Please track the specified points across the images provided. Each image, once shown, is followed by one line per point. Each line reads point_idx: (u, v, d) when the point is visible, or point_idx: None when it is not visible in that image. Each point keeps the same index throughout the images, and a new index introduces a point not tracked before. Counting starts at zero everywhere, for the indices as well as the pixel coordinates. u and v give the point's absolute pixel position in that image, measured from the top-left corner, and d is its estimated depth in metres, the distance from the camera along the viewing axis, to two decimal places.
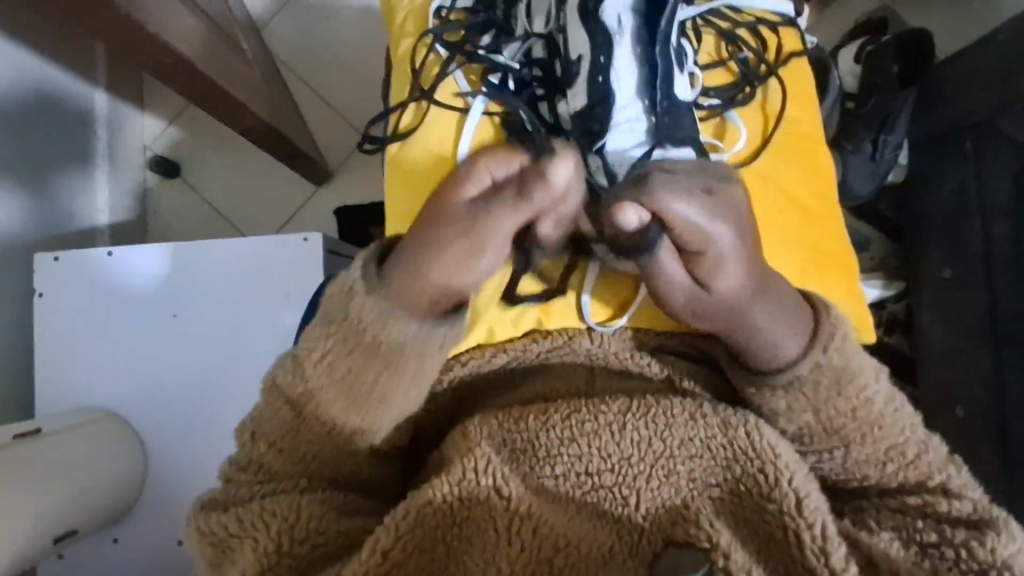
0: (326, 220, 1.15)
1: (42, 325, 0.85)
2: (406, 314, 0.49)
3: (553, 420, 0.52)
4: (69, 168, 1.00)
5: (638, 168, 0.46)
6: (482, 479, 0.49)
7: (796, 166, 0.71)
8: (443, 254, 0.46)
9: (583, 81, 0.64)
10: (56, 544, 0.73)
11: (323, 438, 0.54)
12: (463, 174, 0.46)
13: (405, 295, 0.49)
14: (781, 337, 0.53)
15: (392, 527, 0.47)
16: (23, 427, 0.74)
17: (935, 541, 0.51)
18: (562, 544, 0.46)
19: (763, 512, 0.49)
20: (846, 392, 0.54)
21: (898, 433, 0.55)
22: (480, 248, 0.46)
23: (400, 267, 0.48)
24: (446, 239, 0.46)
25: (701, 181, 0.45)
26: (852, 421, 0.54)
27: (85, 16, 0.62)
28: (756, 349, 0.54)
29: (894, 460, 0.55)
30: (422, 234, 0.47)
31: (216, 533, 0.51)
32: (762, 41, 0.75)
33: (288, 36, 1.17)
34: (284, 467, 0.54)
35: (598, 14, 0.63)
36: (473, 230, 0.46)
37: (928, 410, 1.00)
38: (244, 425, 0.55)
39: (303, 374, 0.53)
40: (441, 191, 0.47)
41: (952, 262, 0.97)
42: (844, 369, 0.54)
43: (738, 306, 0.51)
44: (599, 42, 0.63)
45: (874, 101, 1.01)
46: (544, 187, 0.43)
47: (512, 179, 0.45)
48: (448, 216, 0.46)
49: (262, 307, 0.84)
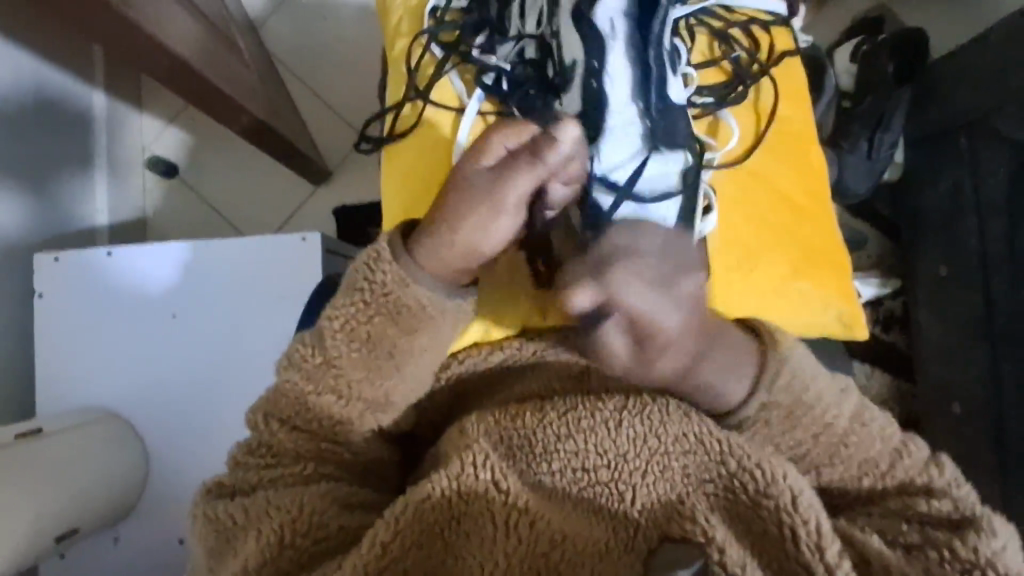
0: (326, 218, 1.16)
1: (44, 326, 0.86)
2: (429, 278, 0.52)
3: (550, 417, 0.53)
4: (68, 170, 1.02)
5: (600, 250, 0.48)
6: (480, 474, 0.50)
7: (788, 165, 0.72)
8: (468, 218, 0.50)
9: (577, 86, 0.66)
10: (57, 542, 0.75)
11: (334, 421, 0.55)
12: (479, 148, 0.50)
13: (432, 260, 0.52)
14: (727, 386, 0.53)
15: (391, 521, 0.49)
16: (24, 428, 0.75)
17: (919, 542, 0.52)
18: (559, 538, 0.48)
19: (757, 508, 0.50)
20: (803, 421, 0.55)
21: (868, 447, 0.56)
22: (503, 208, 0.49)
23: (429, 231, 0.51)
24: (471, 203, 0.49)
25: (647, 264, 0.47)
26: (816, 446, 0.55)
27: (84, 20, 0.63)
28: (699, 400, 0.54)
29: (869, 474, 0.56)
30: (446, 204, 0.50)
31: (223, 519, 0.53)
32: (753, 40, 0.76)
33: (287, 36, 1.18)
34: (295, 446, 0.56)
35: (591, 18, 0.67)
36: (493, 195, 0.49)
37: (929, 409, 1.01)
38: (258, 406, 0.57)
39: (323, 342, 0.54)
40: (462, 164, 0.51)
41: (949, 260, 0.98)
42: (804, 390, 0.55)
43: (677, 379, 0.51)
44: (592, 48, 0.66)
45: (869, 100, 1.01)
46: (556, 152, 0.49)
47: (523, 150, 0.49)
48: (471, 183, 0.49)
49: (262, 307, 0.85)
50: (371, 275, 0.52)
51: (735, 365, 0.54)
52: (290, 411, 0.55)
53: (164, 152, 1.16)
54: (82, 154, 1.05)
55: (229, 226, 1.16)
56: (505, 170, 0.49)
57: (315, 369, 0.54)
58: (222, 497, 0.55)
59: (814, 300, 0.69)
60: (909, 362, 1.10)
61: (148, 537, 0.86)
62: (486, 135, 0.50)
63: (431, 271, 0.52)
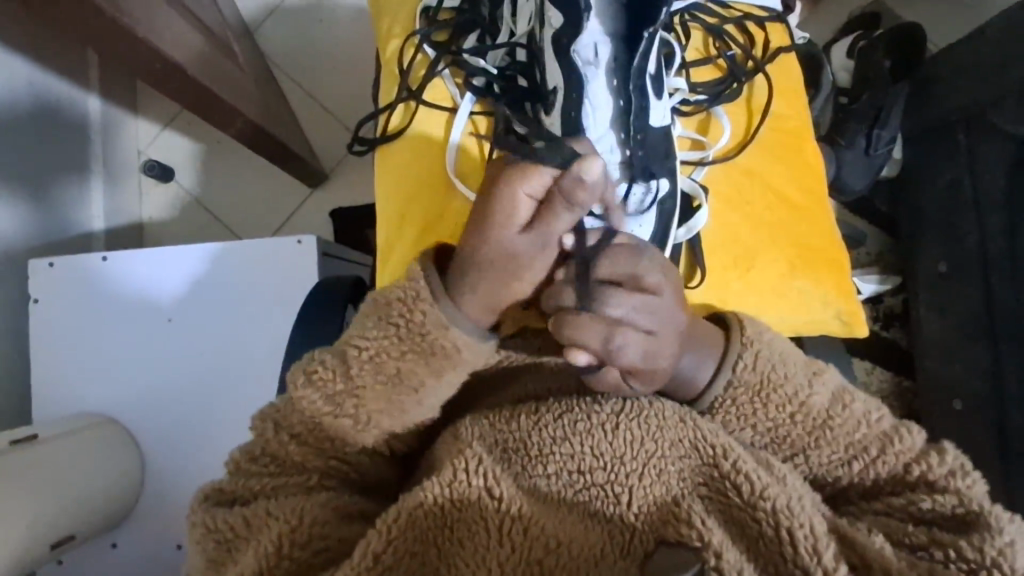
0: (322, 221, 1.15)
1: (39, 331, 0.85)
2: (469, 322, 0.50)
3: (545, 420, 0.52)
4: (63, 174, 1.01)
5: (604, 296, 0.45)
6: (472, 480, 0.49)
7: (781, 161, 0.71)
8: (513, 275, 0.47)
9: (558, 110, 0.62)
10: (54, 549, 0.74)
11: (343, 436, 0.54)
12: (504, 203, 0.45)
13: (477, 307, 0.50)
14: (697, 369, 0.54)
15: (383, 530, 0.48)
16: (19, 433, 0.75)
17: (925, 543, 0.51)
18: (553, 545, 0.47)
19: (753, 511, 0.49)
20: (773, 399, 0.55)
21: (852, 430, 0.55)
22: (546, 262, 0.47)
23: (471, 285, 0.48)
24: (518, 258, 0.46)
25: (648, 314, 0.46)
26: (795, 427, 0.55)
27: (71, 23, 0.62)
28: (674, 386, 0.54)
29: (858, 458, 0.55)
30: (491, 259, 0.47)
31: (221, 532, 0.52)
32: (749, 37, 0.75)
33: (280, 38, 1.17)
34: (301, 458, 0.55)
35: (571, 49, 0.61)
36: (535, 254, 0.46)
37: (929, 405, 1.00)
38: (265, 414, 0.56)
39: (347, 369, 0.52)
40: (490, 217, 0.46)
41: (947, 256, 0.97)
42: (786, 379, 0.55)
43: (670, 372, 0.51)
44: (571, 75, 0.61)
45: (867, 96, 1.00)
46: (585, 192, 0.43)
47: (550, 198, 0.45)
48: (509, 243, 0.46)
49: (257, 311, 0.85)
50: (407, 313, 0.50)
51: (704, 351, 0.54)
52: (299, 424, 0.55)
53: (161, 155, 1.16)
54: (80, 159, 1.05)
55: (227, 230, 1.15)
56: (539, 225, 0.46)
57: (337, 395, 0.52)
58: (221, 504, 0.55)
59: (812, 300, 0.68)
60: (910, 358, 1.10)
61: (146, 543, 0.86)
62: (505, 185, 0.45)
63: (474, 316, 0.50)
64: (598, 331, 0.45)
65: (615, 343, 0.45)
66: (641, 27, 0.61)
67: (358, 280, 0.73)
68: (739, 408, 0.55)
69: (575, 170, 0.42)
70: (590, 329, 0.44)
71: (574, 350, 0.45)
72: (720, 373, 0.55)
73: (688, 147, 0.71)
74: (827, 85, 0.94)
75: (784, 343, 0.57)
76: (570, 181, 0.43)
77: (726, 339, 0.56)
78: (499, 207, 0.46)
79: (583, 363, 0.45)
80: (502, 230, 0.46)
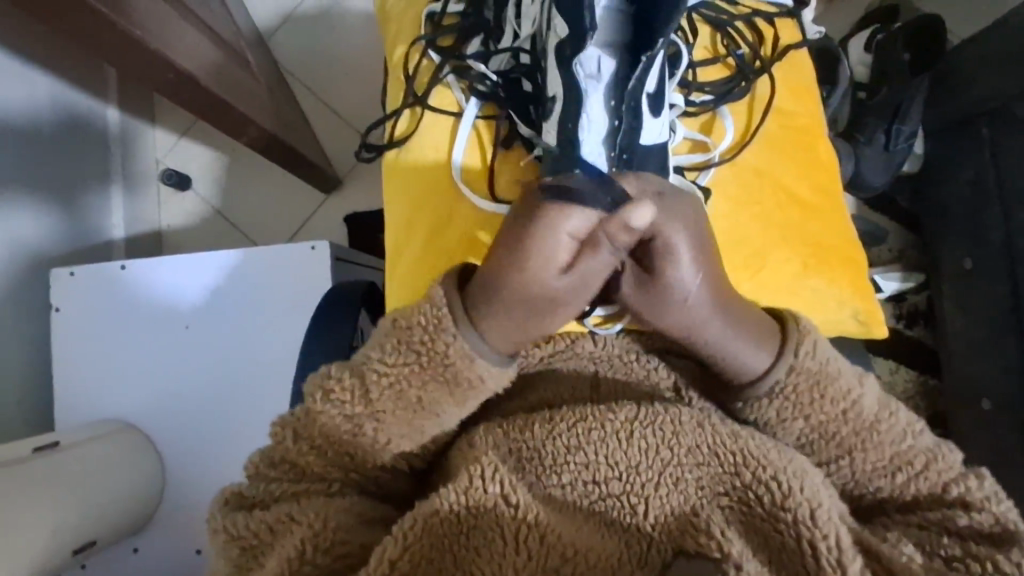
0: (338, 226, 1.16)
1: (58, 340, 0.86)
2: (494, 353, 0.50)
3: (559, 429, 0.51)
4: (84, 185, 1.02)
5: (680, 210, 0.44)
6: (488, 487, 0.48)
7: (790, 159, 0.70)
8: (547, 310, 0.46)
9: (555, 121, 0.60)
10: (76, 555, 0.74)
11: (368, 454, 0.54)
12: (545, 247, 0.42)
13: (500, 337, 0.49)
14: (747, 358, 0.53)
15: (400, 537, 0.46)
16: (42, 440, 0.75)
17: (959, 555, 0.50)
18: (569, 554, 0.46)
19: (775, 522, 0.48)
20: (826, 397, 0.54)
21: (898, 439, 0.54)
22: (582, 299, 0.46)
23: (494, 314, 0.48)
24: (560, 298, 0.45)
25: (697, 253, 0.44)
26: (845, 426, 0.54)
27: (85, 38, 0.63)
28: (728, 364, 0.53)
29: (902, 470, 0.54)
30: (530, 301, 0.46)
31: (245, 538, 0.52)
32: (758, 34, 0.74)
33: (292, 45, 1.18)
34: (320, 469, 0.54)
35: (573, 61, 0.58)
36: (573, 291, 0.45)
37: (955, 405, 0.98)
38: (285, 422, 0.55)
39: (366, 392, 0.52)
40: (523, 263, 0.43)
41: (974, 253, 0.95)
42: (822, 373, 0.54)
43: (695, 328, 0.49)
44: (572, 87, 0.58)
45: (886, 90, 0.98)
46: (627, 235, 0.42)
47: (592, 240, 0.42)
48: (546, 284, 0.44)
49: (268, 321, 0.85)
50: (430, 341, 0.50)
51: (759, 340, 0.53)
52: (322, 439, 0.54)
53: (178, 164, 1.17)
54: (99, 169, 1.06)
55: (244, 237, 1.16)
56: (580, 265, 0.43)
57: (357, 415, 0.52)
58: (240, 508, 0.54)
59: (827, 300, 0.67)
60: (935, 357, 1.07)
61: (166, 549, 0.86)
62: (545, 227, 0.42)
63: (495, 345, 0.50)
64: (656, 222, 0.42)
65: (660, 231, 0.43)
66: (640, 48, 0.56)
67: (371, 286, 0.73)
68: (797, 399, 0.54)
69: (621, 217, 0.41)
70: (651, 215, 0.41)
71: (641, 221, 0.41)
72: (782, 359, 0.54)
73: (690, 149, 0.69)
74: (843, 83, 0.92)
75: (829, 352, 0.55)
76: (614, 226, 0.41)
77: (782, 329, 0.55)
78: (536, 251, 0.43)
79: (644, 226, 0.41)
80: (540, 273, 0.44)
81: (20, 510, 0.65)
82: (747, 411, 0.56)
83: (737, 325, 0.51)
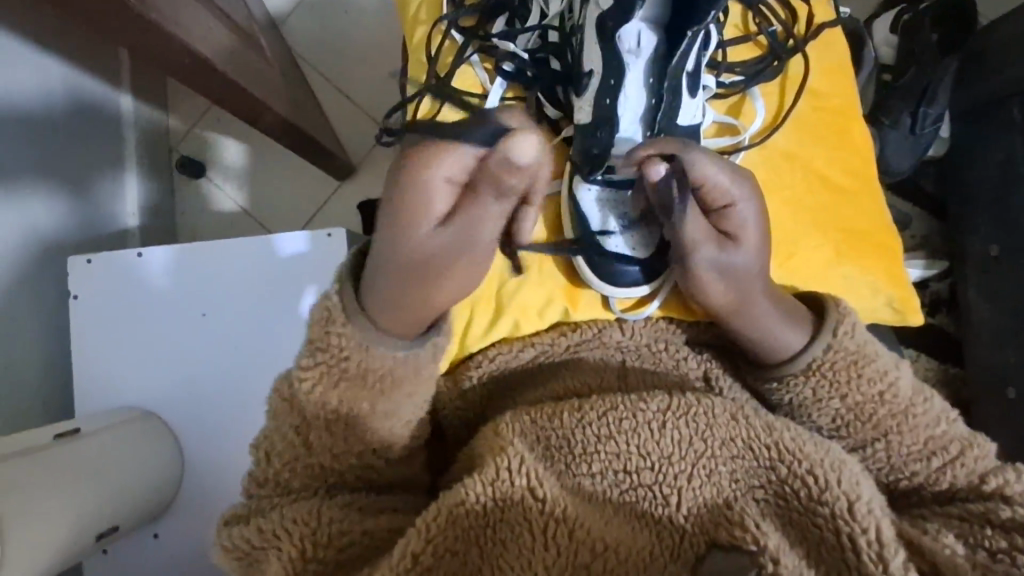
0: (351, 214, 1.15)
1: (77, 327, 0.86)
2: (393, 338, 0.49)
3: (589, 418, 0.51)
4: (98, 173, 1.02)
5: (738, 174, 0.52)
6: (516, 479, 0.47)
7: (824, 142, 0.68)
8: (428, 268, 0.46)
9: (591, 97, 0.60)
10: (99, 541, 0.75)
11: (324, 463, 0.53)
12: (418, 192, 0.44)
13: (392, 316, 0.48)
14: (786, 332, 0.55)
15: (423, 529, 0.45)
16: (62, 427, 0.75)
17: (1006, 547, 0.48)
18: (600, 548, 0.45)
19: (812, 516, 0.47)
20: (865, 375, 0.55)
21: (933, 423, 0.55)
22: (470, 254, 0.46)
23: (379, 278, 0.47)
24: (444, 253, 0.45)
25: (750, 213, 0.53)
26: (882, 408, 0.54)
27: (102, 23, 0.62)
28: (761, 344, 0.56)
29: (937, 454, 0.54)
30: (413, 260, 0.45)
31: (239, 548, 0.50)
32: (791, 11, 0.71)
33: (304, 30, 1.16)
34: (299, 484, 0.53)
35: (616, 35, 0.57)
36: (458, 245, 0.45)
37: (978, 393, 0.96)
38: (257, 442, 0.54)
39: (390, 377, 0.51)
40: (401, 214, 0.45)
41: (1000, 239, 0.93)
42: (859, 353, 0.55)
43: (750, 294, 0.54)
44: (613, 61, 0.58)
45: (912, 72, 0.96)
46: (514, 175, 0.42)
47: (473, 183, 0.43)
48: (425, 238, 0.45)
49: (288, 308, 0.85)
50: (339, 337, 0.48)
51: (793, 315, 0.56)
52: (297, 417, 0.52)
53: (192, 152, 1.16)
54: (113, 156, 1.05)
55: (256, 224, 1.15)
56: (461, 215, 0.45)
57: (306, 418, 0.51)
58: (238, 523, 0.52)
59: (860, 287, 0.65)
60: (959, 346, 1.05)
61: (187, 535, 0.87)
62: (421, 170, 0.43)
63: (395, 328, 0.48)
64: (721, 173, 0.51)
65: (722, 183, 0.51)
66: (684, 24, 0.57)
67: None
68: (835, 375, 0.55)
69: (504, 148, 0.40)
70: (712, 165, 0.50)
71: (705, 165, 0.50)
72: (817, 339, 0.55)
73: (718, 133, 0.67)
74: (869, 62, 0.90)
75: (865, 337, 0.56)
76: (496, 162, 0.41)
77: (820, 316, 0.57)
78: (414, 200, 0.44)
79: (707, 171, 0.50)
80: (419, 225, 0.45)
81: (46, 495, 0.65)
82: (780, 392, 0.57)
83: (774, 299, 0.55)
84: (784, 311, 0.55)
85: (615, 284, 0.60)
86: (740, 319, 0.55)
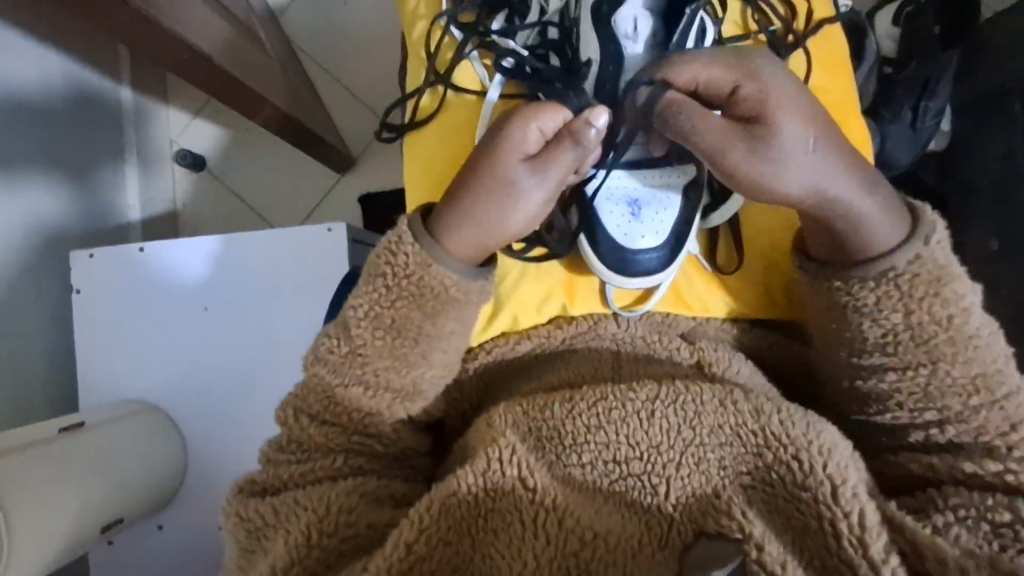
0: (352, 206, 1.16)
1: (79, 320, 0.87)
2: (454, 262, 0.53)
3: (579, 408, 0.51)
4: (100, 167, 1.03)
5: (745, 57, 0.53)
6: (507, 470, 0.48)
7: None
8: (504, 201, 0.53)
9: (591, 81, 0.62)
10: (104, 532, 0.76)
11: (357, 416, 0.55)
12: (517, 133, 0.52)
13: (460, 242, 0.53)
14: (872, 227, 0.54)
15: (416, 520, 0.47)
16: (67, 420, 0.76)
17: (1009, 520, 0.48)
18: (589, 537, 0.45)
19: (797, 502, 0.47)
20: (939, 300, 0.53)
21: (988, 363, 0.54)
22: (534, 199, 0.53)
23: (459, 200, 0.53)
24: (515, 193, 0.53)
25: (777, 83, 0.52)
26: (943, 332, 0.53)
27: (102, 19, 0.63)
28: (847, 236, 0.54)
29: (975, 392, 0.53)
30: (488, 190, 0.52)
31: (251, 520, 0.52)
32: (791, 7, 0.72)
33: (305, 24, 1.16)
34: (325, 440, 0.55)
35: (611, 19, 0.61)
36: (529, 186, 0.52)
37: None
38: (287, 403, 0.56)
39: (397, 351, 0.54)
40: (491, 151, 0.52)
41: (1000, 231, 0.93)
42: (945, 270, 0.54)
43: (810, 183, 0.52)
44: (610, 46, 0.61)
45: (912, 64, 0.95)
46: (591, 133, 0.51)
47: (560, 136, 0.52)
48: (507, 173, 0.52)
49: (287, 300, 0.85)
50: (391, 257, 0.53)
51: (884, 214, 0.54)
52: (343, 345, 0.54)
53: (193, 144, 1.15)
54: (114, 151, 1.06)
55: (258, 218, 1.16)
56: (543, 159, 0.52)
57: (343, 362, 0.54)
58: (254, 495, 0.55)
59: None
60: None
61: (189, 526, 0.88)
62: (525, 117, 0.52)
63: (457, 254, 0.53)
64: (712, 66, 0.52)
65: (709, 74, 0.52)
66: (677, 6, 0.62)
67: None
68: (910, 292, 0.53)
69: (587, 114, 0.51)
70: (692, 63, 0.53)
71: (686, 67, 0.53)
72: (907, 244, 0.54)
73: None
74: (871, 55, 0.89)
75: (934, 220, 0.54)
76: (580, 123, 0.51)
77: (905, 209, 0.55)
78: (511, 139, 0.52)
79: (690, 69, 0.52)
80: (506, 160, 0.52)
81: (51, 487, 0.66)
82: (843, 293, 0.55)
83: (846, 174, 0.53)
84: (861, 190, 0.53)
85: (618, 273, 0.63)
86: (829, 212, 0.54)
